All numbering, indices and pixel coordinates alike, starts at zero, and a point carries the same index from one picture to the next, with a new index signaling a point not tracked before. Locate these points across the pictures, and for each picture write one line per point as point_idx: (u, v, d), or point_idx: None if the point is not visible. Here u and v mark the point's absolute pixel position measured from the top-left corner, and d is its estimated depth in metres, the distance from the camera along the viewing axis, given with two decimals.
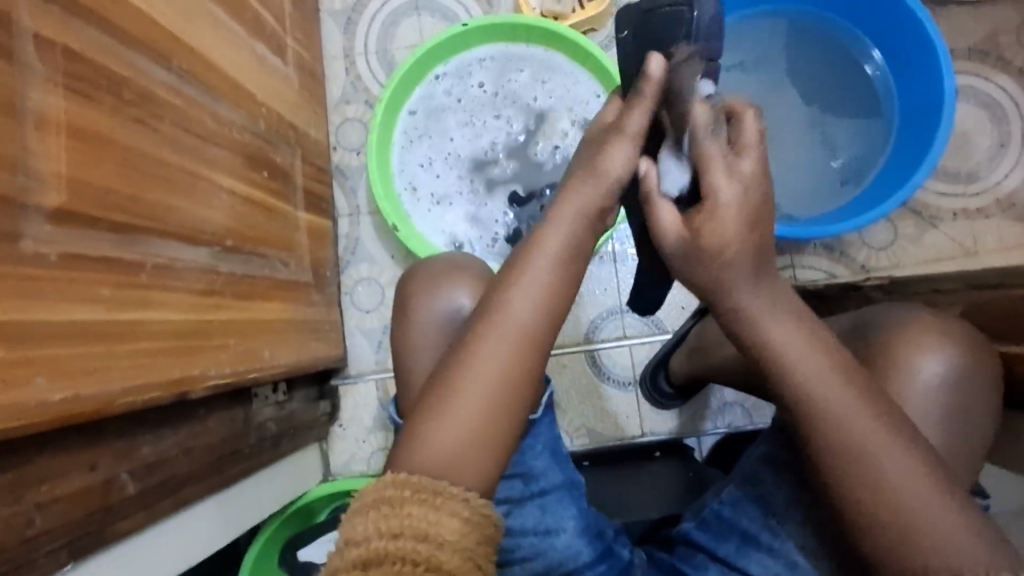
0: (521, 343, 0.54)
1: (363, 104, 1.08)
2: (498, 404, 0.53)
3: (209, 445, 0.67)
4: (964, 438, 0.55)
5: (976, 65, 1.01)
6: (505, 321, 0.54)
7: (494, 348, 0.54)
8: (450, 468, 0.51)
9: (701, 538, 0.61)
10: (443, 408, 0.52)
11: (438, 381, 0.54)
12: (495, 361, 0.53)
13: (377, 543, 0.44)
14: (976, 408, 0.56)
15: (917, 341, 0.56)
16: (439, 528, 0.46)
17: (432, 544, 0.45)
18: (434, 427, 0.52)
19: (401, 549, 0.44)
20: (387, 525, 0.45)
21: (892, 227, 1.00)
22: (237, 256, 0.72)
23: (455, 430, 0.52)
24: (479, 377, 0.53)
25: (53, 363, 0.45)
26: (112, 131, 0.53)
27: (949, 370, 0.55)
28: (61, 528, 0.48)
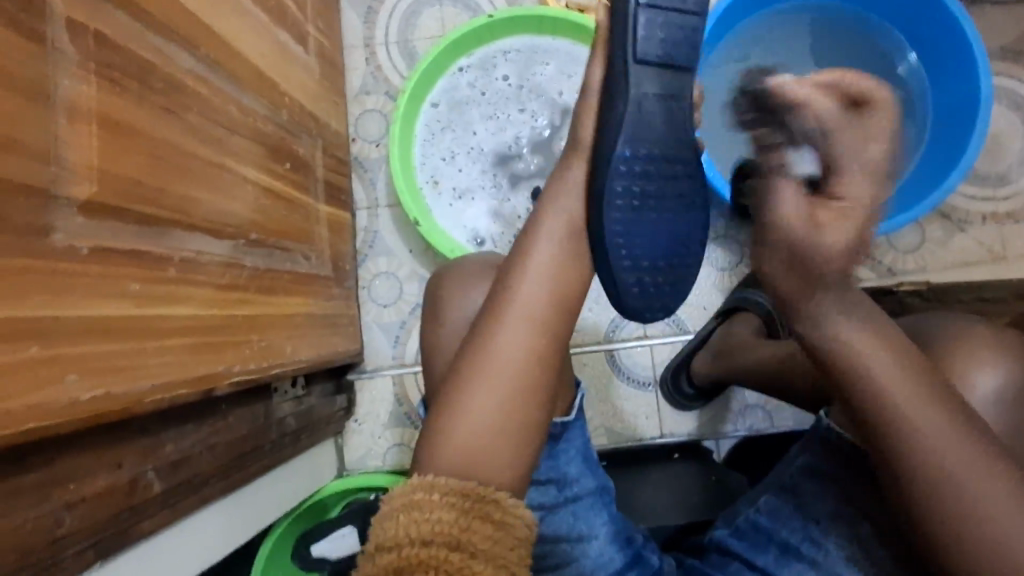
0: (539, 333, 0.55)
1: (384, 95, 1.06)
2: (522, 397, 0.54)
3: (231, 442, 0.66)
4: (1013, 451, 0.53)
5: (1010, 65, 0.99)
6: (520, 313, 0.55)
7: (514, 341, 0.54)
8: (475, 466, 0.50)
9: (736, 547, 0.61)
10: (462, 408, 0.53)
11: (452, 379, 0.54)
12: (516, 354, 0.54)
13: (410, 551, 0.42)
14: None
15: (969, 354, 0.54)
16: (470, 535, 0.44)
17: (464, 553, 0.43)
18: (458, 427, 0.52)
19: (434, 558, 0.42)
20: (418, 530, 0.43)
21: (921, 231, 0.98)
22: (261, 250, 0.71)
23: (474, 423, 0.52)
24: (499, 370, 0.53)
25: (83, 360, 0.44)
26: (138, 118, 0.51)
27: (1000, 384, 0.53)
28: (88, 529, 0.46)
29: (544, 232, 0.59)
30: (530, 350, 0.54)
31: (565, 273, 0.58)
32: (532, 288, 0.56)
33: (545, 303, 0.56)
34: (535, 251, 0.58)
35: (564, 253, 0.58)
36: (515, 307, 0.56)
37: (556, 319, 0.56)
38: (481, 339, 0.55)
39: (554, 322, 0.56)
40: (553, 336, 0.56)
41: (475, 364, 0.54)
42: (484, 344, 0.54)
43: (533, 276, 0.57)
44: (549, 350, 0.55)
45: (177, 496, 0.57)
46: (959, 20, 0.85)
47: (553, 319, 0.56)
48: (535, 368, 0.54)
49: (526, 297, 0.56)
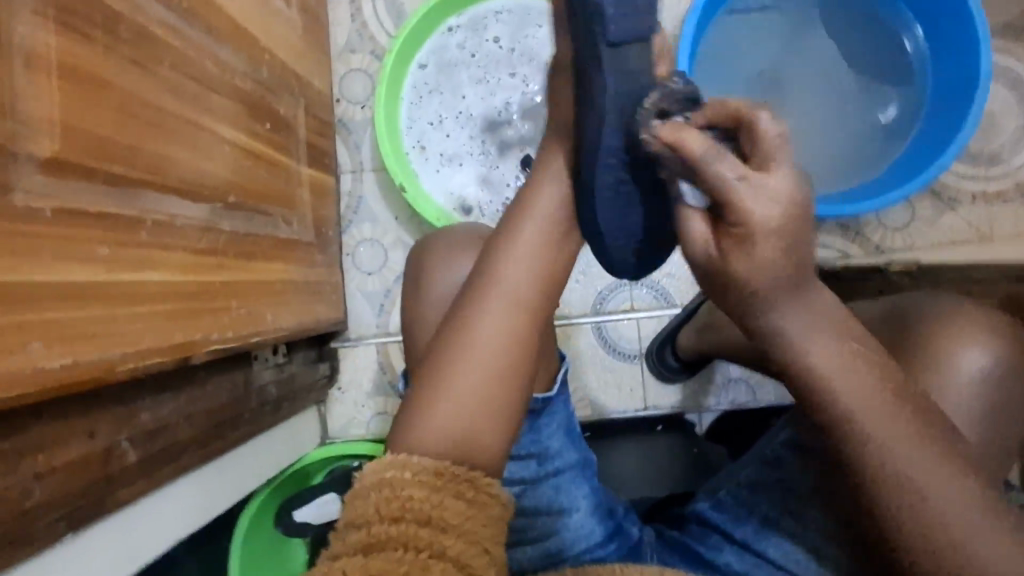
0: (523, 313, 0.53)
1: (369, 54, 1.02)
2: (503, 376, 0.52)
3: (209, 410, 0.65)
4: (1003, 434, 0.53)
5: (1009, 41, 0.97)
6: (505, 292, 0.53)
7: (497, 319, 0.52)
8: (455, 441, 0.50)
9: (717, 518, 0.62)
10: (443, 384, 0.51)
11: (436, 356, 0.53)
12: (498, 334, 0.52)
13: (379, 528, 0.42)
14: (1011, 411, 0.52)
15: (961, 334, 0.53)
16: (441, 512, 0.44)
17: (434, 530, 0.42)
18: (437, 402, 0.51)
19: (403, 535, 0.41)
20: (388, 508, 0.43)
21: (910, 208, 0.98)
22: (239, 214, 0.69)
23: (453, 403, 0.51)
24: (480, 350, 0.52)
25: (50, 328, 0.42)
26: (104, 71, 0.48)
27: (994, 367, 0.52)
28: (59, 499, 0.45)
29: (529, 212, 0.55)
30: (512, 332, 0.52)
31: (555, 256, 0.55)
32: (517, 268, 0.54)
33: (527, 285, 0.54)
34: (519, 231, 0.55)
35: (553, 235, 0.55)
36: (503, 286, 0.53)
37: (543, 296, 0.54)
38: (464, 314, 0.53)
39: (541, 307, 0.54)
40: (538, 318, 0.54)
41: (456, 339, 0.52)
42: (465, 320, 0.53)
43: (519, 256, 0.54)
44: (535, 334, 0.53)
45: (153, 466, 0.55)
46: None
47: (536, 301, 0.54)
48: (515, 352, 0.52)
49: (510, 278, 0.53)
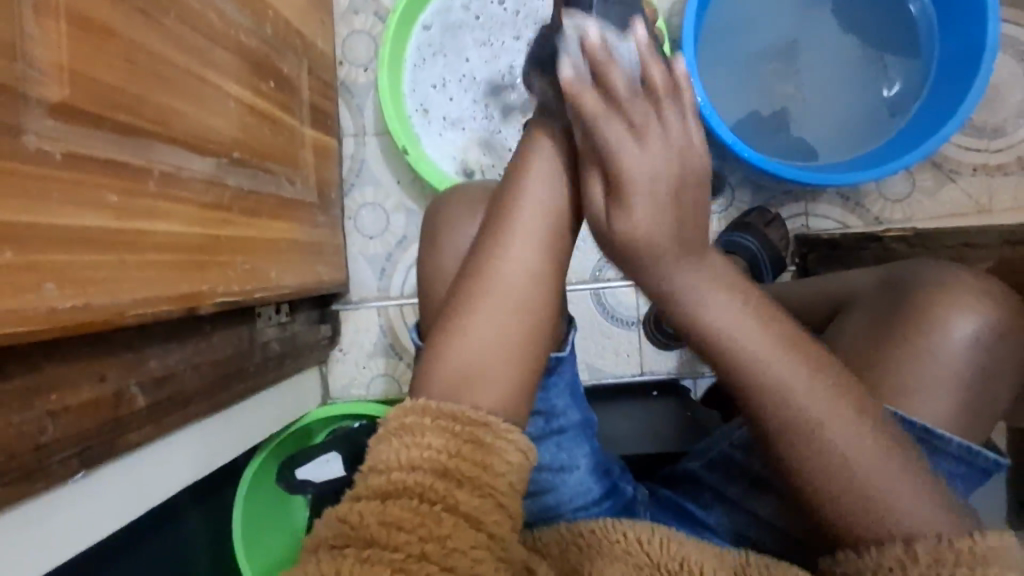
0: (537, 256, 0.54)
1: (373, 16, 1.01)
2: (524, 317, 0.53)
3: (213, 362, 0.66)
4: (994, 394, 0.54)
5: (1017, 13, 0.96)
6: (517, 233, 0.54)
7: (515, 263, 0.54)
8: (470, 380, 0.50)
9: (710, 476, 0.63)
10: (463, 324, 0.53)
11: (456, 299, 0.54)
12: (517, 277, 0.53)
13: (397, 475, 0.43)
14: (997, 372, 0.53)
15: (951, 297, 0.54)
16: (457, 462, 0.44)
17: (450, 482, 0.43)
18: (457, 343, 0.52)
19: (418, 485, 0.43)
20: (406, 456, 0.44)
21: (911, 179, 0.98)
22: (244, 170, 0.69)
23: (476, 349, 0.51)
24: (501, 294, 0.53)
25: (61, 271, 0.43)
26: (113, 20, 0.48)
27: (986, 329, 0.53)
28: (72, 437, 0.46)
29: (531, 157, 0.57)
30: (529, 271, 0.54)
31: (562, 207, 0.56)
32: (533, 214, 0.55)
33: (544, 229, 0.55)
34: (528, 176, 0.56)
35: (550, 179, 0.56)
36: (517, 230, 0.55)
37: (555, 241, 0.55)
38: (484, 257, 0.54)
39: (558, 252, 0.56)
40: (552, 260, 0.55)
41: (479, 287, 0.53)
42: (487, 266, 0.54)
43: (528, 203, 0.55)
44: (552, 275, 0.55)
45: (161, 413, 0.57)
46: None
47: (551, 248, 0.55)
48: (536, 292, 0.54)
49: (526, 220, 0.55)
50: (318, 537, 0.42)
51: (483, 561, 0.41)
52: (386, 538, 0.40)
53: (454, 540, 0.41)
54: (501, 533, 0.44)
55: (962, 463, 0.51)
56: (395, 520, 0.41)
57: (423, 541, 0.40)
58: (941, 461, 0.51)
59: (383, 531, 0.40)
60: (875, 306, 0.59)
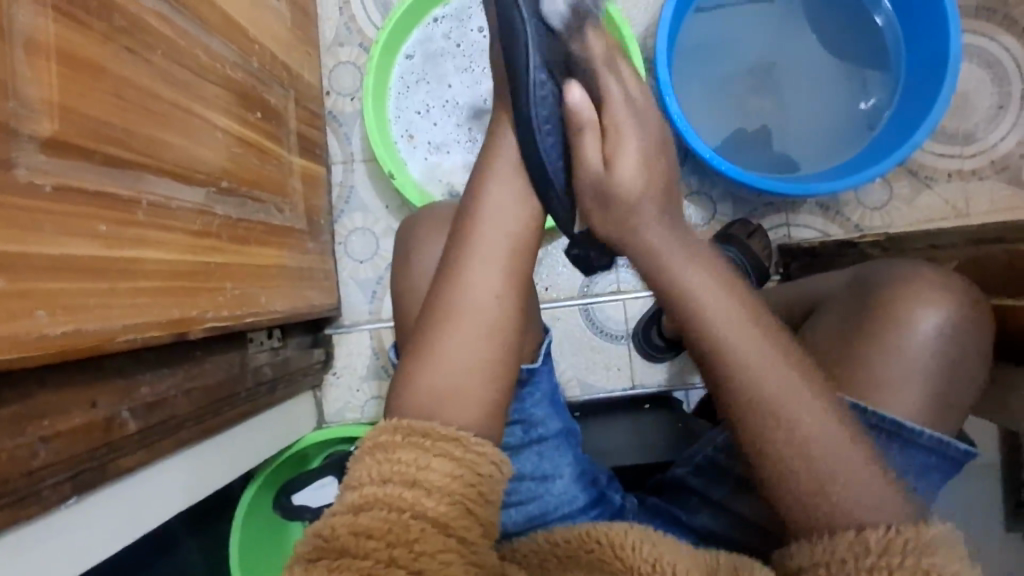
0: (500, 274, 0.55)
1: (358, 47, 1.04)
2: (491, 335, 0.54)
3: (206, 387, 0.67)
4: (970, 388, 0.55)
5: (982, 23, 1.00)
6: (482, 255, 0.55)
7: (482, 281, 0.55)
8: (446, 394, 0.52)
9: (695, 482, 0.64)
10: (435, 345, 0.53)
11: (425, 322, 0.55)
12: (483, 297, 0.54)
13: (371, 488, 0.45)
14: (969, 367, 0.54)
15: (920, 294, 0.55)
16: (427, 474, 0.46)
17: (418, 490, 0.45)
18: (429, 360, 0.53)
19: (389, 496, 0.44)
20: (379, 471, 0.46)
21: (888, 186, 1.00)
22: (232, 198, 0.71)
23: (443, 367, 0.52)
24: (464, 314, 0.54)
25: (53, 298, 0.44)
26: (103, 59, 0.51)
27: (955, 325, 0.54)
28: (62, 463, 0.47)
29: (492, 172, 0.58)
30: (496, 290, 0.55)
31: (527, 228, 0.57)
32: (493, 233, 0.56)
33: (507, 246, 0.56)
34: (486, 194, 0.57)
35: (517, 202, 0.57)
36: (479, 249, 0.55)
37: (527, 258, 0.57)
38: (448, 278, 0.55)
39: (523, 269, 0.57)
40: (520, 274, 0.56)
41: (445, 308, 0.54)
42: (453, 288, 0.55)
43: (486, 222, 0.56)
44: (519, 293, 0.56)
45: (154, 437, 0.58)
46: None
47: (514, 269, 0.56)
48: (507, 309, 0.55)
49: (489, 238, 0.56)
50: (295, 552, 0.43)
51: (452, 563, 0.42)
52: (355, 547, 0.41)
53: (422, 544, 0.42)
54: (470, 537, 0.45)
55: (936, 453, 0.53)
56: (366, 529, 0.42)
57: (392, 547, 0.41)
58: (916, 454, 0.53)
59: (353, 540, 0.41)
60: (845, 308, 0.61)
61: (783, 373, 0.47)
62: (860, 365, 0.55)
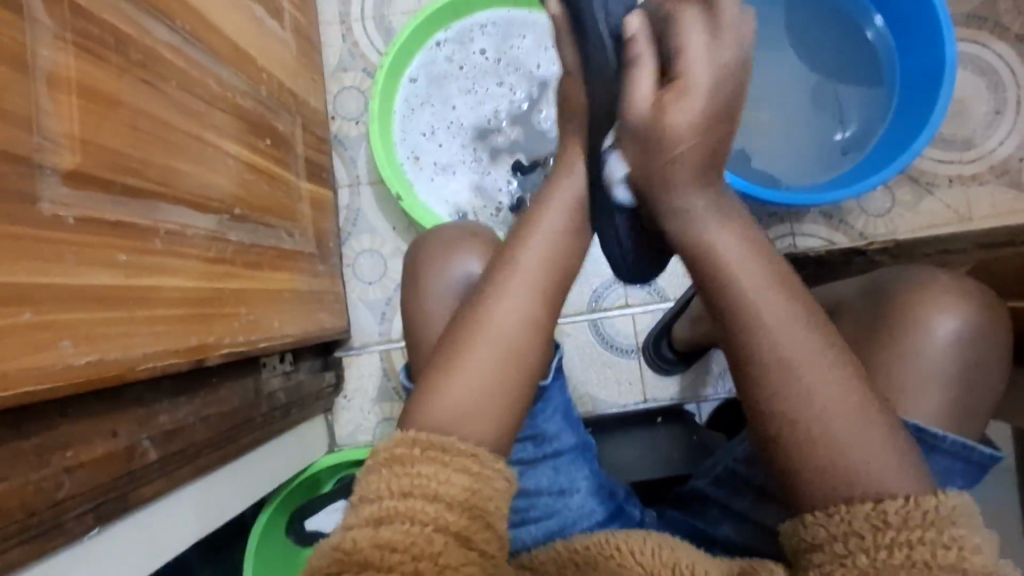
0: (530, 302, 0.55)
1: (361, 72, 1.06)
2: (519, 360, 0.53)
3: (222, 413, 0.67)
4: (988, 393, 0.55)
5: (974, 31, 1.01)
6: (518, 280, 0.55)
7: (513, 309, 0.54)
8: (466, 414, 0.51)
9: (716, 492, 0.62)
10: (462, 356, 0.53)
11: (450, 343, 0.54)
12: (512, 322, 0.54)
13: (390, 503, 0.44)
14: (985, 369, 0.54)
15: (933, 300, 0.55)
16: (448, 488, 0.45)
17: (440, 504, 0.44)
18: (454, 372, 0.52)
19: (411, 510, 0.44)
20: (398, 484, 0.45)
21: (890, 194, 1.01)
22: (245, 225, 0.72)
23: (464, 389, 0.51)
24: (493, 337, 0.53)
25: (77, 328, 0.44)
26: (120, 91, 0.52)
27: (967, 327, 0.54)
28: (88, 493, 0.47)
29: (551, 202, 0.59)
30: (526, 319, 0.54)
31: (561, 256, 0.57)
32: (531, 259, 0.56)
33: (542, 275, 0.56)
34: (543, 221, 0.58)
35: (565, 236, 0.58)
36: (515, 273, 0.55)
37: (556, 286, 0.56)
38: (482, 304, 0.55)
39: (554, 301, 0.56)
40: (550, 305, 0.56)
41: (472, 329, 0.54)
42: (485, 312, 0.54)
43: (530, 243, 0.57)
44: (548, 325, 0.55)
45: (172, 465, 0.57)
46: None
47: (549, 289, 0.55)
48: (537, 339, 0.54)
49: (528, 265, 0.56)
50: (311, 567, 0.42)
51: None
52: (379, 560, 0.40)
53: (445, 557, 0.42)
54: (490, 551, 0.45)
55: (960, 458, 0.53)
56: (389, 543, 0.42)
57: (416, 560, 0.41)
58: (940, 461, 0.53)
59: (376, 554, 0.41)
60: (860, 314, 0.60)
61: (792, 313, 0.45)
62: (877, 373, 0.55)
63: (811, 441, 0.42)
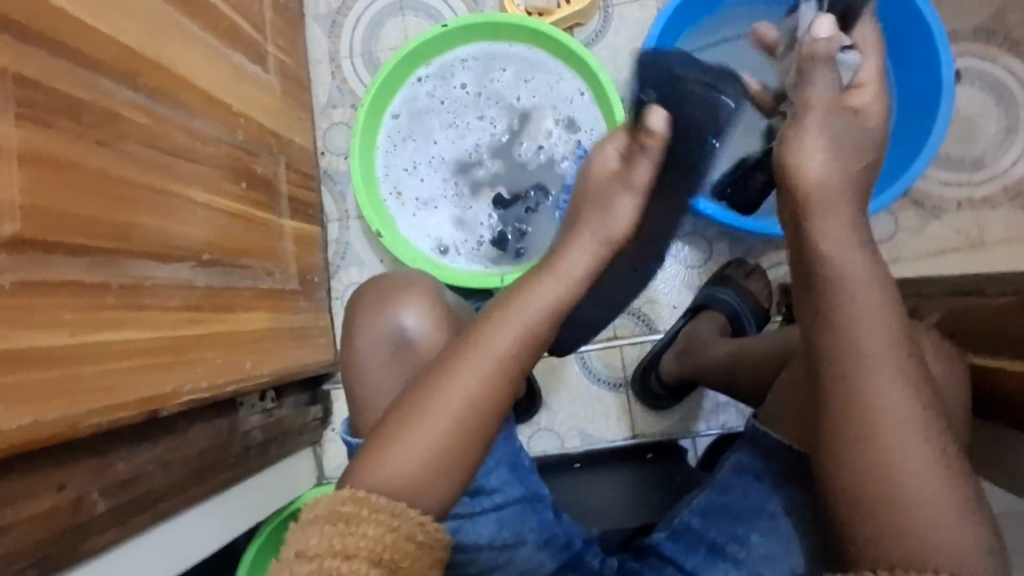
0: (489, 373, 0.53)
1: (350, 107, 1.07)
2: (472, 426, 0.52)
3: (187, 457, 0.68)
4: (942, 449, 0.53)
5: (983, 46, 0.96)
6: (482, 348, 0.53)
7: (471, 378, 0.52)
8: (410, 479, 0.50)
9: (672, 549, 0.60)
10: (421, 420, 0.52)
11: (408, 403, 0.53)
12: (468, 391, 0.52)
13: (330, 564, 0.43)
14: (941, 424, 0.53)
15: None
16: (392, 553, 0.45)
17: (383, 570, 0.44)
18: (407, 438, 0.51)
19: (353, 574, 0.42)
20: (342, 544, 0.44)
21: (894, 219, 0.96)
22: (216, 269, 0.73)
23: (415, 454, 0.51)
24: (449, 404, 0.52)
25: (11, 392, 0.46)
26: (71, 155, 0.53)
27: (917, 380, 0.53)
28: (24, 551, 0.48)
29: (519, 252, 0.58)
30: (481, 387, 0.52)
31: (526, 318, 0.55)
32: (501, 326, 0.54)
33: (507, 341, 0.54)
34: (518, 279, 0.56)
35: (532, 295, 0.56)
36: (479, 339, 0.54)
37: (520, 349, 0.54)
38: (444, 367, 0.53)
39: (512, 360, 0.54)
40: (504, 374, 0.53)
41: (429, 396, 0.52)
42: (445, 377, 0.53)
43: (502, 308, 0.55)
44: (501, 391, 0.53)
45: (127, 513, 0.59)
46: (921, 8, 0.83)
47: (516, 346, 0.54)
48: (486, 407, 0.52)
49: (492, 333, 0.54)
50: None
51: None
52: None
53: None
54: None
55: None
56: None
57: None
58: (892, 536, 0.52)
59: None
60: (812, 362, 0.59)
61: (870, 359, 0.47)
62: None
63: (873, 508, 0.47)
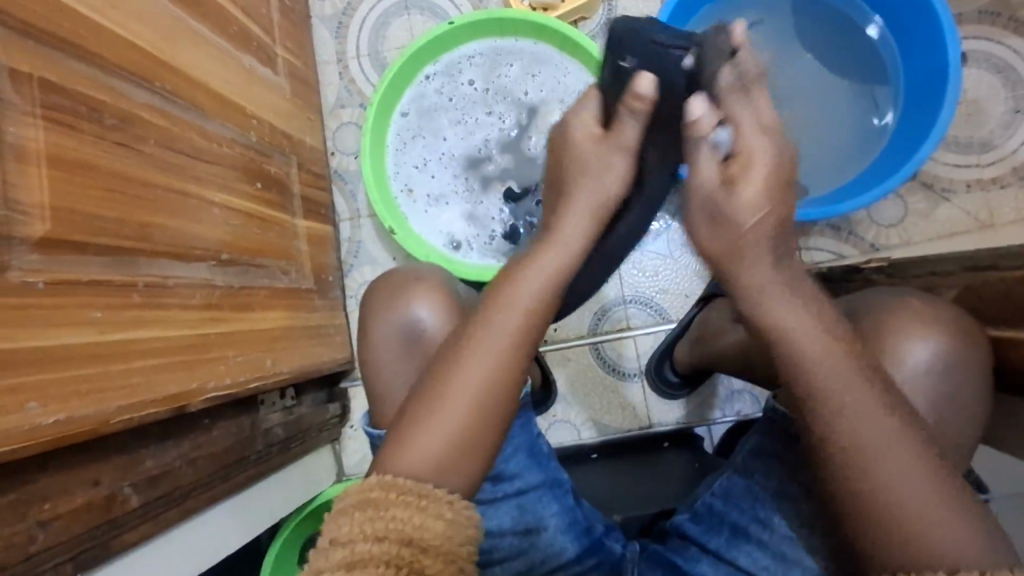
0: (499, 356, 0.52)
1: (358, 107, 1.08)
2: (487, 409, 0.52)
3: (212, 453, 0.69)
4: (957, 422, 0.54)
5: (987, 28, 0.96)
6: (489, 334, 0.52)
7: (482, 361, 0.52)
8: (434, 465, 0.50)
9: (694, 531, 0.61)
10: (436, 409, 0.51)
11: (419, 395, 0.52)
12: (479, 374, 0.51)
13: (363, 546, 0.42)
14: (958, 399, 0.54)
15: (904, 328, 0.54)
16: (423, 532, 0.44)
17: (416, 548, 0.43)
18: (425, 427, 0.50)
19: (385, 554, 0.42)
20: (372, 528, 0.43)
21: (902, 202, 0.97)
22: (234, 268, 0.74)
23: (431, 442, 0.50)
24: (463, 388, 0.51)
25: (44, 389, 0.47)
26: (94, 156, 0.54)
27: (937, 355, 0.54)
28: (63, 545, 0.49)
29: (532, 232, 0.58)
30: (495, 369, 0.52)
31: (534, 301, 0.55)
32: (506, 311, 0.53)
33: (516, 321, 0.53)
34: (529, 265, 0.55)
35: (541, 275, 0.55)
36: (486, 324, 0.53)
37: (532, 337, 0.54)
38: (452, 356, 0.53)
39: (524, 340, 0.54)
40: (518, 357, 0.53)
41: (441, 384, 0.52)
42: (454, 364, 0.52)
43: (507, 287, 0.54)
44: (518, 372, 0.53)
45: (157, 509, 0.59)
46: None
47: (530, 323, 0.54)
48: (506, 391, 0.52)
49: (498, 318, 0.53)
50: None
51: None
52: None
53: None
54: None
55: None
56: None
57: None
58: None
59: None
60: None
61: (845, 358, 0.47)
62: None
63: (881, 510, 0.45)
